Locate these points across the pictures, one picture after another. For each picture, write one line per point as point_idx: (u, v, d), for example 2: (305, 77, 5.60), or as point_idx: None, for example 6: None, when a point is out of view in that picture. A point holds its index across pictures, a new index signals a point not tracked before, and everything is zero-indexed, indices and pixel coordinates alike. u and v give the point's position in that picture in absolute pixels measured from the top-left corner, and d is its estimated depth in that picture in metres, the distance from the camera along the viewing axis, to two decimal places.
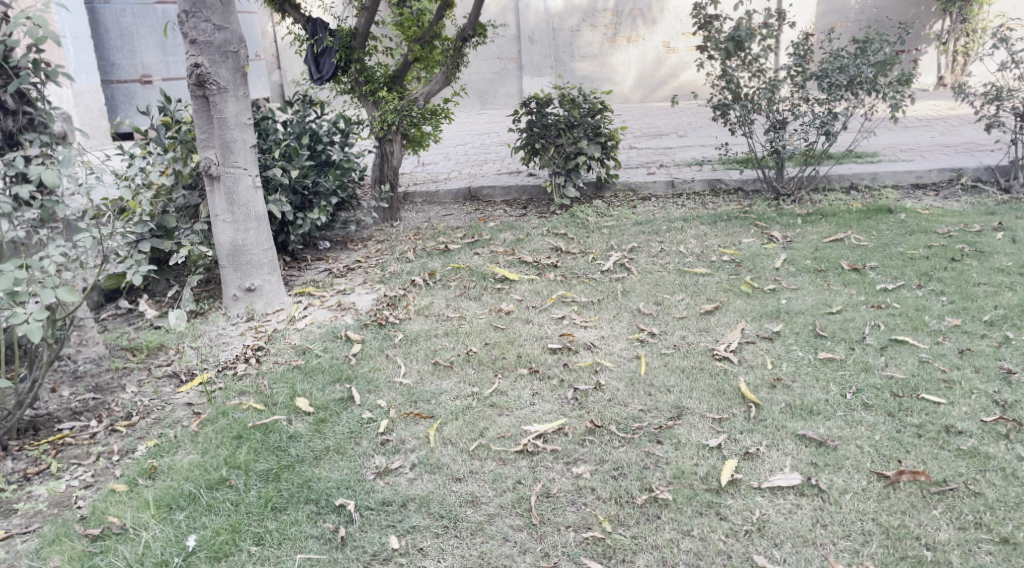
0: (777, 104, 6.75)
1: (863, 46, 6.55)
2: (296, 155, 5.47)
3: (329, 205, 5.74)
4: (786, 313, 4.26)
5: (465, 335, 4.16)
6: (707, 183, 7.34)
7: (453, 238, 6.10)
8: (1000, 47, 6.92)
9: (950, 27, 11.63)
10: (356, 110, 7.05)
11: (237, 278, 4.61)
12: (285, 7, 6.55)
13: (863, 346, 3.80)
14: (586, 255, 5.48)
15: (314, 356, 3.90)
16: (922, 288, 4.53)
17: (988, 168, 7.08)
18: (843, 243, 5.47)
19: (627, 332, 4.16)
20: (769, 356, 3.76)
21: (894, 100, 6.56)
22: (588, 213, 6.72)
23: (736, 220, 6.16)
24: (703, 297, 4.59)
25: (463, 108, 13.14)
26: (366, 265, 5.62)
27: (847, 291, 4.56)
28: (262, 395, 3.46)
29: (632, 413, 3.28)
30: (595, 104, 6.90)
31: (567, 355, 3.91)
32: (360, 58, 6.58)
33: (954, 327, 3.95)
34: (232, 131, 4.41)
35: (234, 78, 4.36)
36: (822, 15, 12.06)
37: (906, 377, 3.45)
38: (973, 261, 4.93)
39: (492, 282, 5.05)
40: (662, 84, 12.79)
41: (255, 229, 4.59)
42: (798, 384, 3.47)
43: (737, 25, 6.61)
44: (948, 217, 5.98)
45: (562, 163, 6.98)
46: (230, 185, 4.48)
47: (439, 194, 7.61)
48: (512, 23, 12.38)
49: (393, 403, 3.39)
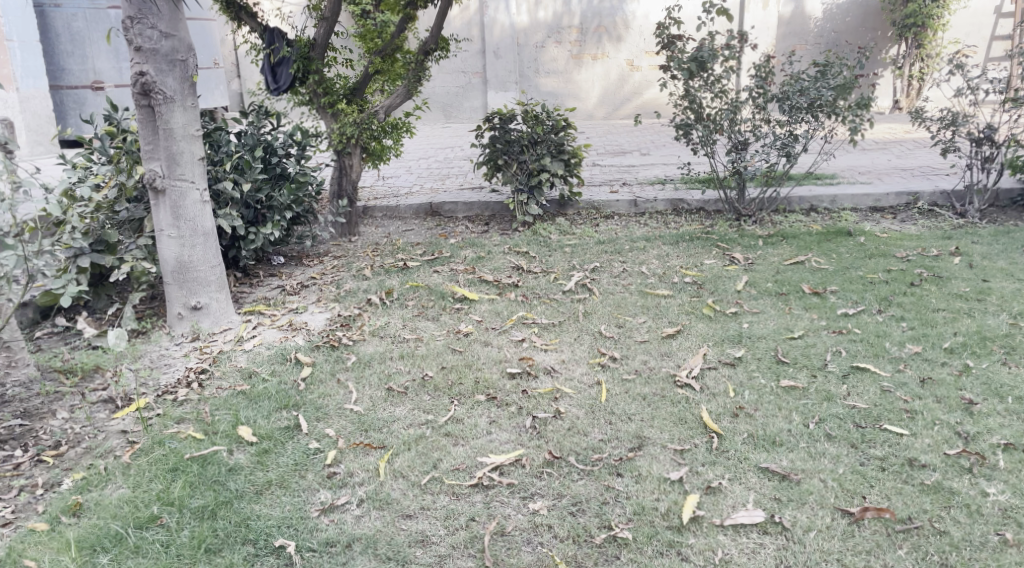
0: (739, 125, 6.76)
1: (824, 70, 6.59)
2: (249, 168, 5.29)
3: (282, 219, 5.56)
4: (747, 338, 4.20)
5: (421, 358, 4.02)
6: (670, 203, 7.30)
7: (412, 255, 5.95)
8: (956, 73, 7.02)
9: (905, 52, 11.86)
10: (314, 122, 6.88)
11: (182, 296, 4.42)
12: (241, 15, 6.32)
13: (825, 373, 3.75)
14: (548, 275, 5.37)
15: (261, 381, 3.72)
16: (882, 313, 4.52)
17: (945, 192, 7.17)
18: (804, 266, 5.45)
19: (588, 356, 4.05)
20: (731, 383, 3.68)
21: (853, 124, 6.61)
22: (550, 231, 6.64)
23: (698, 241, 6.12)
24: (665, 320, 4.51)
25: (427, 121, 13.02)
26: (321, 282, 5.45)
27: (809, 315, 4.52)
28: (203, 423, 3.28)
29: (592, 443, 3.17)
30: (559, 121, 6.83)
31: (526, 380, 3.78)
32: (319, 68, 6.40)
33: (915, 354, 3.92)
34: (179, 143, 4.23)
35: (182, 88, 4.18)
36: (783, 37, 12.14)
37: (869, 407, 3.40)
38: (932, 286, 4.94)
39: (451, 301, 4.91)
40: (626, 101, 12.81)
41: (202, 245, 4.41)
42: (760, 413, 3.39)
43: (699, 46, 6.60)
44: (906, 241, 6.01)
45: (525, 180, 6.89)
46: (175, 198, 4.29)
47: (400, 209, 7.45)
48: (477, 38, 12.35)
49: (342, 432, 3.23)
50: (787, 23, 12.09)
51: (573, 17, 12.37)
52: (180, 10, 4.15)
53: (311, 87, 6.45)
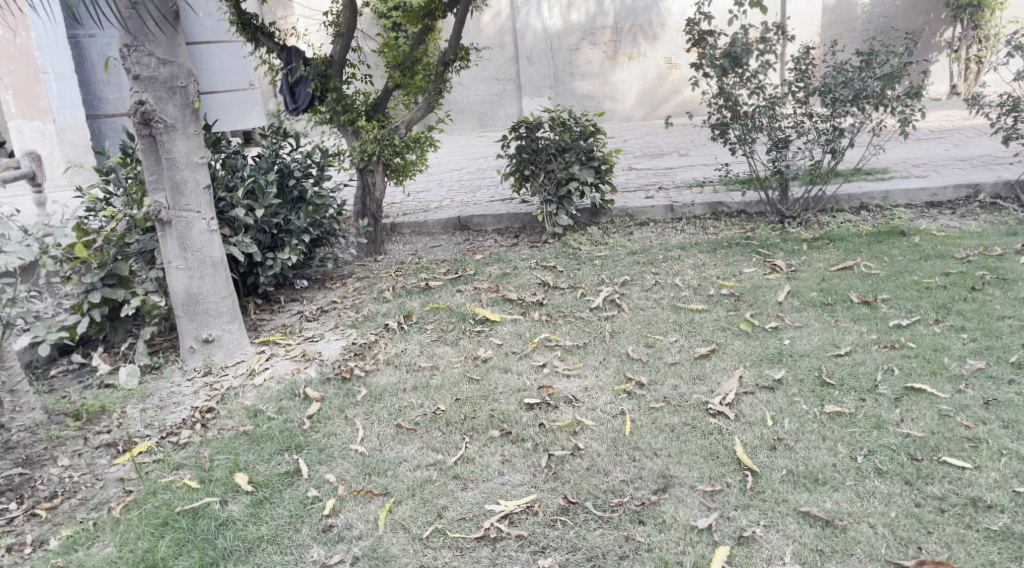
0: (779, 122, 6.38)
1: (868, 59, 6.16)
2: (263, 193, 5.14)
3: (301, 243, 5.40)
4: (788, 356, 3.87)
5: (435, 390, 3.78)
6: (708, 207, 6.93)
7: (436, 274, 5.74)
8: (1015, 54, 6.51)
9: (960, 33, 11.24)
10: (336, 140, 6.72)
11: (193, 329, 4.28)
12: (257, 35, 6.22)
13: (875, 397, 3.39)
14: (575, 291, 5.10)
15: (266, 420, 3.53)
16: (940, 323, 4.12)
17: (1007, 183, 6.65)
18: (852, 272, 5.06)
19: (613, 383, 3.76)
20: (769, 411, 3.35)
21: (903, 115, 6.17)
22: (582, 243, 6.36)
23: (737, 247, 5.77)
24: (698, 338, 4.19)
25: (462, 131, 12.83)
26: (341, 306, 5.27)
27: (858, 328, 4.15)
28: (200, 470, 3.12)
29: (612, 485, 2.90)
30: (588, 127, 6.53)
31: (545, 411, 3.52)
32: (337, 86, 6.25)
33: (978, 371, 3.53)
34: (182, 172, 4.10)
35: (183, 115, 4.04)
36: (828, 25, 11.60)
37: (925, 436, 3.04)
38: (995, 290, 4.51)
39: (472, 323, 4.67)
40: (664, 101, 12.42)
41: (211, 275, 4.27)
42: (801, 446, 3.06)
43: (732, 41, 6.24)
44: (966, 240, 5.55)
45: (553, 190, 6.60)
46: (182, 229, 4.16)
47: (428, 224, 7.25)
48: (510, 44, 12.14)
49: (344, 476, 3.04)
50: (831, 11, 11.55)
51: (607, 17, 12.06)
52: (178, 34, 4.01)
53: (330, 105, 6.28)
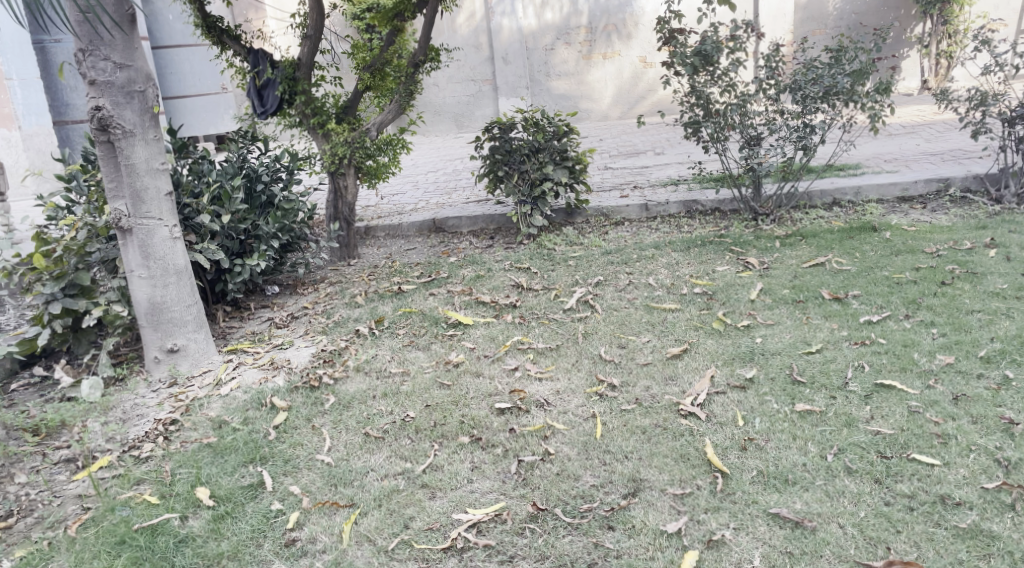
0: (751, 119, 6.39)
1: (838, 55, 6.18)
2: (229, 199, 5.05)
3: (270, 249, 5.32)
4: (760, 355, 3.85)
5: (405, 396, 3.73)
6: (682, 205, 6.93)
7: (409, 278, 5.68)
8: (983, 49, 6.56)
9: (931, 29, 11.34)
10: (306, 143, 6.64)
11: (158, 338, 4.20)
12: (223, 38, 6.14)
13: (846, 394, 3.38)
14: (549, 292, 5.06)
15: (230, 431, 3.48)
16: (910, 318, 4.12)
17: (977, 177, 6.69)
18: (824, 268, 5.06)
19: (585, 385, 3.72)
20: (741, 410, 3.33)
21: (873, 111, 6.19)
22: (557, 243, 6.32)
23: (710, 245, 5.76)
24: (670, 338, 4.17)
25: (438, 132, 12.77)
26: (312, 312, 5.20)
27: (829, 325, 4.14)
28: (162, 486, 3.09)
29: (581, 490, 2.86)
30: (561, 126, 6.49)
31: (517, 416, 3.47)
32: (306, 89, 6.17)
33: (947, 366, 3.53)
34: (142, 178, 4.02)
35: (142, 120, 3.96)
36: (800, 22, 11.69)
37: (894, 433, 3.03)
38: (965, 284, 4.53)
39: (444, 327, 4.62)
40: (640, 100, 12.43)
41: (175, 284, 4.19)
42: (772, 445, 3.04)
43: (703, 39, 6.23)
44: (936, 234, 5.57)
45: (527, 191, 6.56)
46: (143, 237, 4.08)
47: (402, 227, 7.19)
48: (484, 44, 12.10)
49: (309, 488, 3.01)
50: (803, 9, 11.63)
51: (581, 17, 12.03)
52: (134, 38, 3.94)
53: (299, 108, 6.20)
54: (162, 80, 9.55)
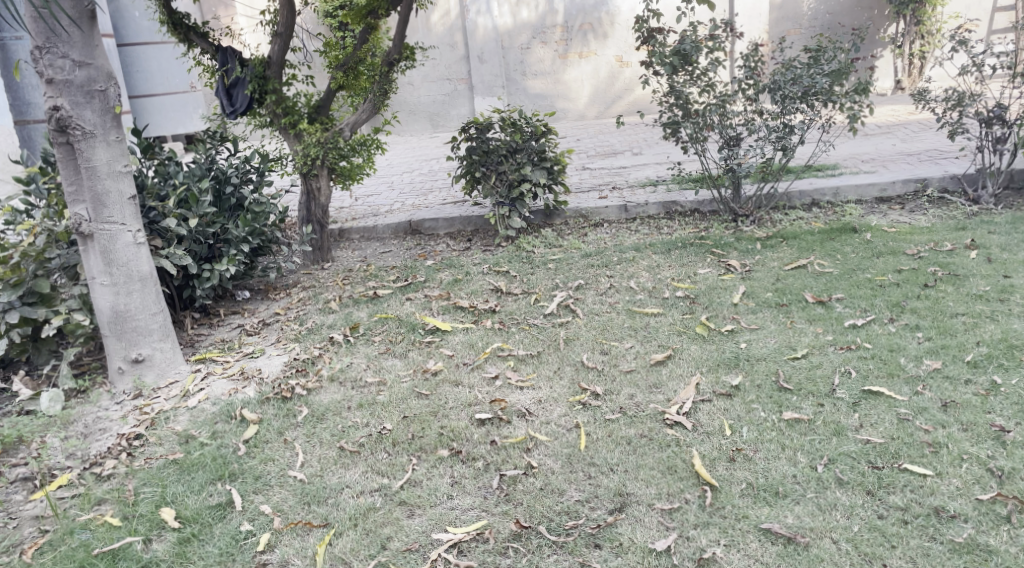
0: (730, 119, 6.33)
1: (817, 55, 6.13)
2: (196, 202, 4.89)
3: (240, 253, 5.15)
4: (745, 360, 3.77)
5: (382, 407, 3.60)
6: (662, 206, 6.86)
7: (385, 282, 5.53)
8: (959, 49, 6.55)
9: (904, 29, 11.40)
10: (278, 144, 6.47)
11: (122, 348, 4.03)
12: (190, 35, 5.96)
13: (834, 401, 3.30)
14: (528, 296, 4.95)
15: (197, 447, 3.33)
16: (895, 322, 4.07)
17: (955, 177, 6.68)
18: (807, 270, 5.01)
19: (568, 394, 3.61)
20: (728, 419, 3.25)
21: (852, 111, 6.15)
22: (536, 246, 6.21)
23: (691, 247, 5.68)
24: (654, 344, 4.08)
25: (413, 132, 12.62)
26: (285, 318, 5.05)
27: (814, 330, 4.07)
28: (124, 506, 2.95)
29: (566, 505, 2.76)
30: (539, 127, 6.38)
31: (497, 427, 3.36)
32: (277, 88, 6.00)
33: (935, 371, 3.47)
34: (103, 181, 3.85)
35: (103, 121, 3.80)
36: (777, 22, 11.66)
37: (884, 442, 2.96)
38: (948, 286, 4.49)
39: (422, 334, 4.49)
40: (617, 100, 12.37)
41: (139, 291, 4.02)
42: (760, 456, 2.96)
43: (681, 38, 6.15)
44: (916, 235, 5.55)
45: (505, 192, 6.44)
46: (105, 243, 3.90)
47: (377, 228, 7.05)
48: (460, 43, 11.97)
49: (280, 507, 2.88)
50: (779, 8, 11.61)
51: (557, 16, 11.92)
52: (94, 35, 3.77)
53: (269, 108, 6.04)
54: (129, 78, 9.32)
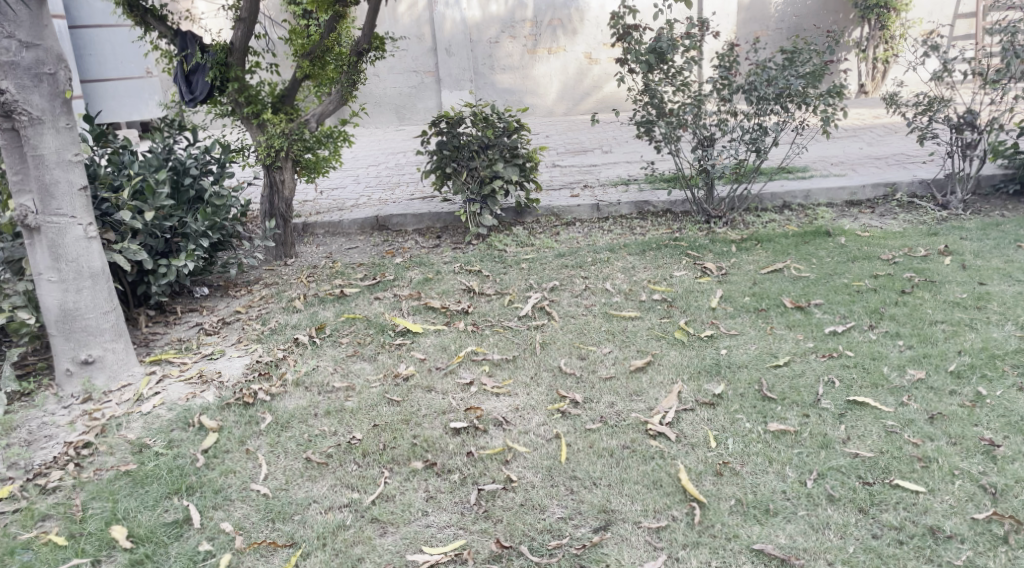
0: (704, 119, 6.24)
1: (792, 57, 6.07)
2: (153, 194, 4.62)
3: (198, 248, 4.90)
4: (727, 368, 3.66)
5: (351, 414, 3.42)
6: (634, 205, 6.76)
7: (352, 280, 5.34)
8: (931, 55, 6.55)
9: (868, 34, 11.49)
10: (240, 133, 6.20)
11: (70, 349, 3.78)
12: (147, 18, 5.67)
13: (819, 412, 3.22)
14: (502, 297, 4.81)
15: (152, 457, 3.11)
16: (875, 328, 4.01)
17: (924, 182, 6.71)
18: (783, 274, 4.95)
19: (546, 402, 3.48)
20: (712, 430, 3.14)
21: (826, 114, 6.11)
22: (507, 244, 6.07)
23: (666, 249, 5.59)
24: (633, 349, 3.96)
25: (379, 124, 12.37)
26: (246, 317, 4.83)
27: (794, 336, 4.00)
28: (71, 524, 2.73)
29: (548, 523, 2.64)
30: (512, 123, 6.23)
31: (474, 437, 3.21)
32: (239, 76, 5.76)
33: (918, 381, 3.42)
34: (52, 171, 3.60)
35: (52, 106, 3.55)
36: (743, 23, 11.58)
37: (874, 456, 2.88)
38: (925, 293, 4.45)
39: (391, 336, 4.31)
40: (586, 96, 12.26)
41: (90, 288, 3.77)
42: (748, 471, 2.85)
43: (657, 36, 6.03)
44: (890, 240, 5.52)
45: (476, 189, 6.28)
46: (53, 237, 3.65)
47: (343, 224, 6.84)
48: (427, 35, 11.76)
49: (243, 524, 2.70)
50: (746, 9, 11.53)
51: (527, 10, 11.75)
52: (43, 14, 3.52)
53: (231, 96, 5.80)
54: (80, 63, 8.94)
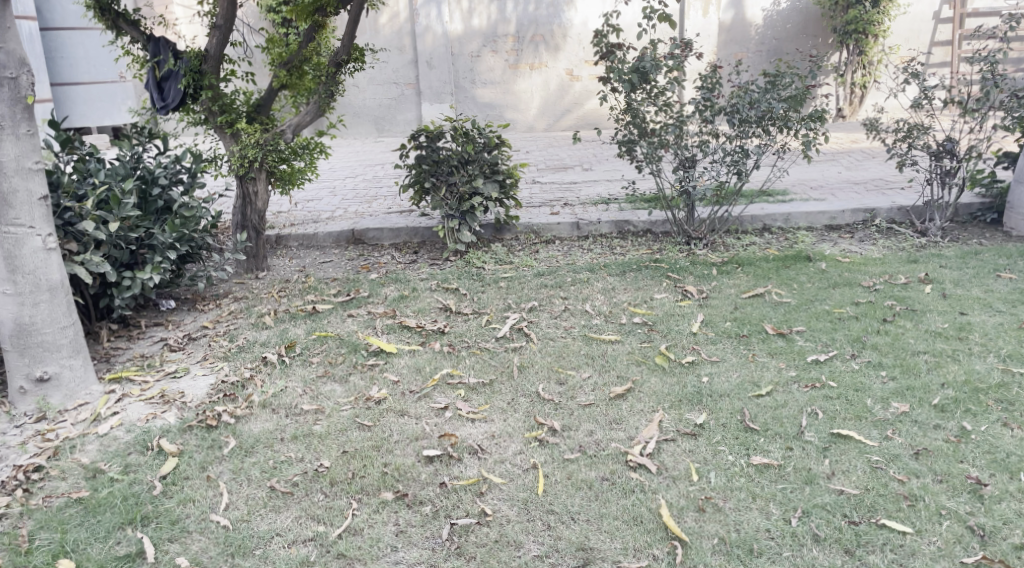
0: (686, 140, 6.19)
1: (774, 80, 6.01)
2: (118, 204, 4.47)
3: (165, 261, 4.73)
4: (708, 396, 3.58)
5: (319, 440, 3.28)
6: (614, 225, 6.69)
7: (325, 295, 5.20)
8: (912, 82, 6.56)
9: (847, 59, 11.58)
10: (213, 143, 6.05)
11: (25, 366, 3.61)
12: (119, 23, 5.55)
13: (803, 445, 3.14)
14: (479, 317, 4.69)
15: (106, 484, 2.94)
16: (857, 358, 3.95)
17: (903, 209, 6.71)
18: (764, 299, 4.90)
19: (523, 429, 3.36)
20: (694, 462, 3.05)
21: (808, 138, 6.08)
22: (485, 261, 5.96)
23: (646, 270, 5.51)
24: (612, 374, 3.85)
25: (358, 136, 12.24)
26: (213, 332, 4.67)
27: (776, 364, 3.92)
28: (15, 557, 2.56)
29: (524, 562, 2.53)
30: (492, 138, 6.14)
31: (447, 465, 3.08)
32: (213, 84, 5.63)
33: (902, 415, 3.35)
34: (10, 179, 3.44)
35: (11, 112, 3.40)
36: (724, 45, 11.63)
37: (859, 493, 2.82)
38: (906, 321, 4.41)
39: (364, 356, 4.17)
40: (566, 113, 12.23)
41: (47, 302, 3.60)
42: (731, 507, 2.77)
43: (641, 56, 5.97)
44: (870, 266, 5.49)
45: (455, 205, 6.17)
46: (9, 247, 3.49)
47: (318, 237, 6.70)
48: (408, 47, 11.67)
49: (200, 559, 2.56)
50: (726, 30, 11.59)
51: (509, 25, 11.71)
52: (6, 15, 3.37)
53: (205, 105, 5.67)
54: (52, 65, 8.74)
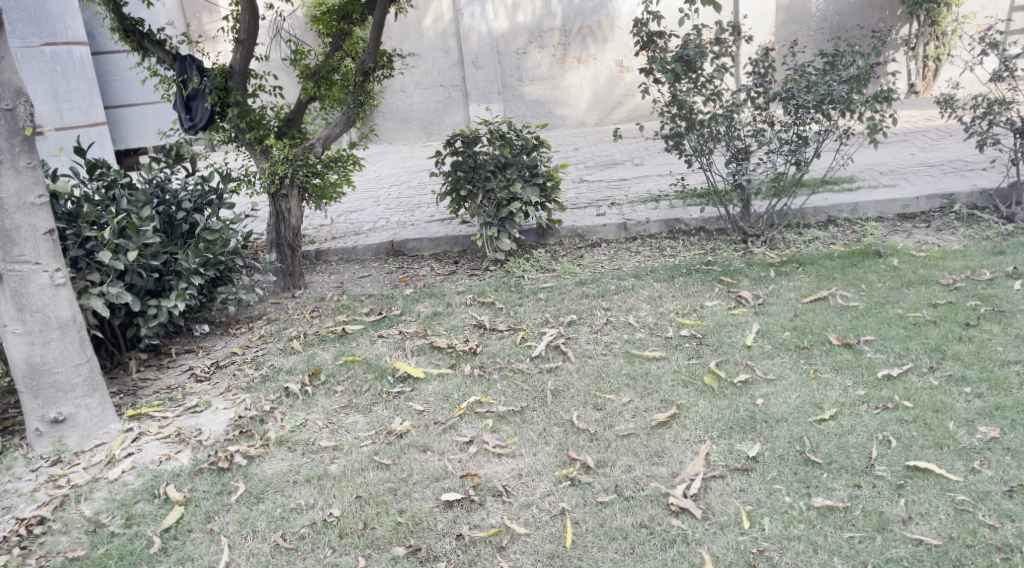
0: (738, 130, 5.75)
1: (833, 60, 5.48)
2: (136, 232, 4.27)
3: (190, 287, 4.56)
4: (763, 423, 3.19)
5: (333, 482, 3.04)
6: (664, 224, 6.29)
7: (356, 315, 4.98)
8: (991, 52, 5.92)
9: (918, 30, 10.83)
10: (245, 160, 5.90)
11: (39, 407, 3.48)
12: (144, 44, 5.45)
13: (873, 481, 2.75)
14: (515, 334, 4.39)
15: (105, 539, 2.80)
16: (937, 371, 3.50)
17: (985, 192, 6.06)
18: (828, 303, 4.45)
19: (554, 466, 3.04)
20: (744, 505, 2.70)
21: (873, 122, 5.54)
22: (526, 270, 5.65)
23: (696, 274, 5.09)
24: (655, 399, 3.49)
25: (406, 141, 12.08)
26: (241, 359, 4.50)
27: (841, 382, 3.49)
28: None
29: None
30: (530, 140, 5.82)
31: (468, 511, 2.81)
32: (239, 100, 5.46)
33: (993, 442, 2.90)
34: (12, 216, 3.32)
35: (8, 146, 3.28)
36: (782, 24, 11.04)
37: (942, 544, 2.45)
38: (993, 326, 3.91)
39: (390, 382, 3.91)
40: (617, 105, 11.74)
41: (58, 340, 3.47)
42: (787, 562, 2.45)
43: (684, 43, 5.54)
44: (950, 260, 4.96)
45: (493, 212, 5.85)
46: (15, 285, 3.37)
47: (357, 250, 6.50)
48: (453, 48, 11.45)
49: None
50: (786, 9, 10.98)
51: (555, 19, 11.36)
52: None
53: (232, 122, 5.51)
54: None
